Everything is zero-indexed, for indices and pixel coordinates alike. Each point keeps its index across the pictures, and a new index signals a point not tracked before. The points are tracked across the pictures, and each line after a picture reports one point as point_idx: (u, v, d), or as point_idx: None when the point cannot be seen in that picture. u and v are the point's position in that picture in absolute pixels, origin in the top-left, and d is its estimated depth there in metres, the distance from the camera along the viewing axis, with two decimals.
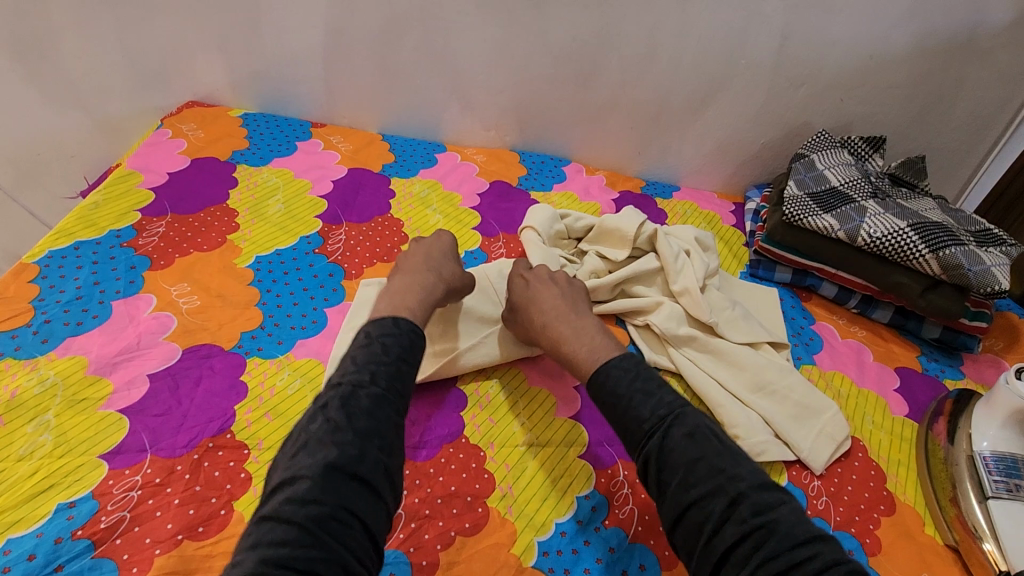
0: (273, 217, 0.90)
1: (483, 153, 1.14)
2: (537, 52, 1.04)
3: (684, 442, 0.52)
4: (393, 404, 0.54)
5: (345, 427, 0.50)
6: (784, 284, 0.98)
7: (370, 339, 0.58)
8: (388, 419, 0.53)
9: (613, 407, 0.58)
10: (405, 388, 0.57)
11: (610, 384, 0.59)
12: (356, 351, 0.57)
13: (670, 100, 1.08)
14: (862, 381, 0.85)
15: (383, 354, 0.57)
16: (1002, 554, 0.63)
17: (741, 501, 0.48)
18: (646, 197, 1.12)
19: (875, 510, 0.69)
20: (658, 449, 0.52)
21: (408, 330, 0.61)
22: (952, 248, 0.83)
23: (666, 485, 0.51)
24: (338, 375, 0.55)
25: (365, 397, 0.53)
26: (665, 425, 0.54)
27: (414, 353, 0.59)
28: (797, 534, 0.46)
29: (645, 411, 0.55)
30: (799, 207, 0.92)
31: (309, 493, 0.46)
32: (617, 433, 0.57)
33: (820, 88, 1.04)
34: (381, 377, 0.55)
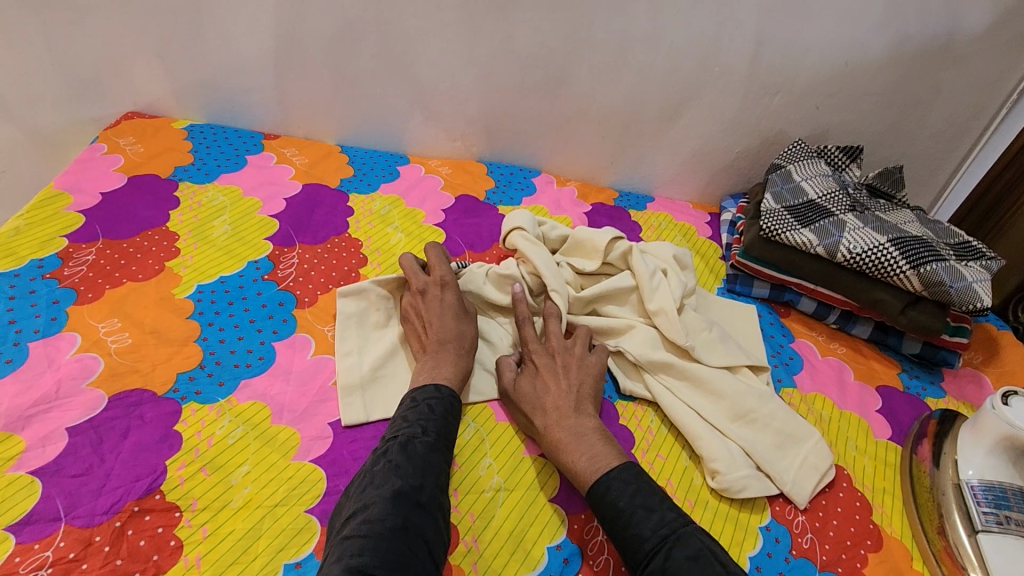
0: (218, 241, 0.83)
1: (448, 165, 1.09)
2: (502, 59, 0.99)
3: (688, 566, 0.52)
4: (442, 451, 0.59)
5: (406, 464, 0.55)
6: (762, 299, 0.95)
7: (416, 400, 0.63)
8: (441, 463, 0.58)
9: (611, 519, 0.57)
10: (451, 441, 0.61)
11: (609, 497, 0.58)
12: (406, 410, 0.62)
13: (642, 109, 1.04)
14: (843, 402, 0.81)
15: (430, 412, 0.62)
16: None
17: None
18: (619, 209, 1.08)
19: (861, 546, 0.65)
20: (661, 574, 0.52)
21: (449, 395, 0.65)
22: (934, 264, 0.81)
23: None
24: (392, 430, 0.60)
25: (421, 444, 0.58)
26: (667, 547, 0.54)
27: (455, 415, 0.64)
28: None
29: (646, 530, 0.55)
30: (776, 221, 0.88)
31: (381, 513, 0.51)
32: (617, 546, 0.57)
33: (794, 95, 1.01)
34: (432, 428, 0.60)
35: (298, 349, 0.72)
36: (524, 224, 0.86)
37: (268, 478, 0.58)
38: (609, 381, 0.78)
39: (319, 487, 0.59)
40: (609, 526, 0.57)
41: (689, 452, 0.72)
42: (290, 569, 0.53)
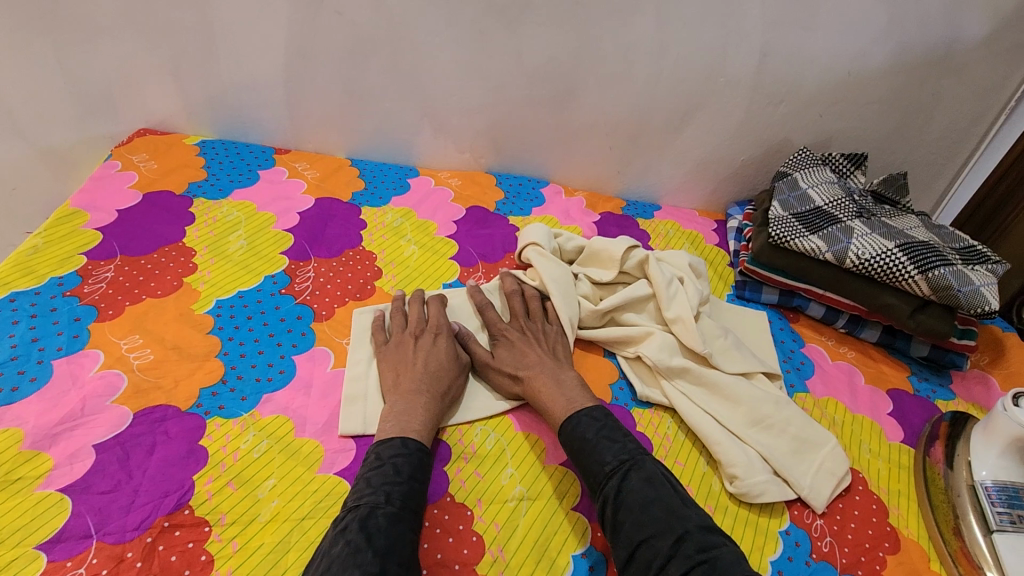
0: (235, 256, 0.84)
1: (458, 177, 1.10)
2: (511, 73, 1.00)
3: (641, 485, 0.58)
4: (407, 521, 0.54)
5: (367, 545, 0.50)
6: (771, 305, 0.96)
7: (381, 459, 0.59)
8: (405, 536, 0.53)
9: (579, 451, 0.63)
10: (417, 506, 0.57)
11: (577, 428, 0.64)
12: (369, 473, 0.58)
13: (648, 120, 1.06)
14: (856, 406, 0.82)
15: (395, 475, 0.57)
16: None
17: (687, 539, 0.53)
18: (627, 217, 1.09)
19: (880, 548, 0.66)
20: (617, 492, 0.58)
21: (417, 451, 0.61)
22: (942, 269, 0.82)
23: (621, 525, 0.56)
24: (354, 498, 0.55)
25: (383, 516, 0.53)
26: (625, 470, 0.60)
27: (424, 473, 0.60)
28: (734, 566, 0.51)
29: (608, 455, 0.61)
30: (785, 228, 0.89)
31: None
32: (579, 473, 0.63)
33: (798, 104, 1.03)
34: (396, 495, 0.56)
35: (318, 362, 0.72)
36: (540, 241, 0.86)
37: (294, 492, 0.59)
38: (625, 388, 0.79)
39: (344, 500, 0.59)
40: (573, 457, 0.64)
41: (707, 458, 0.72)
42: None
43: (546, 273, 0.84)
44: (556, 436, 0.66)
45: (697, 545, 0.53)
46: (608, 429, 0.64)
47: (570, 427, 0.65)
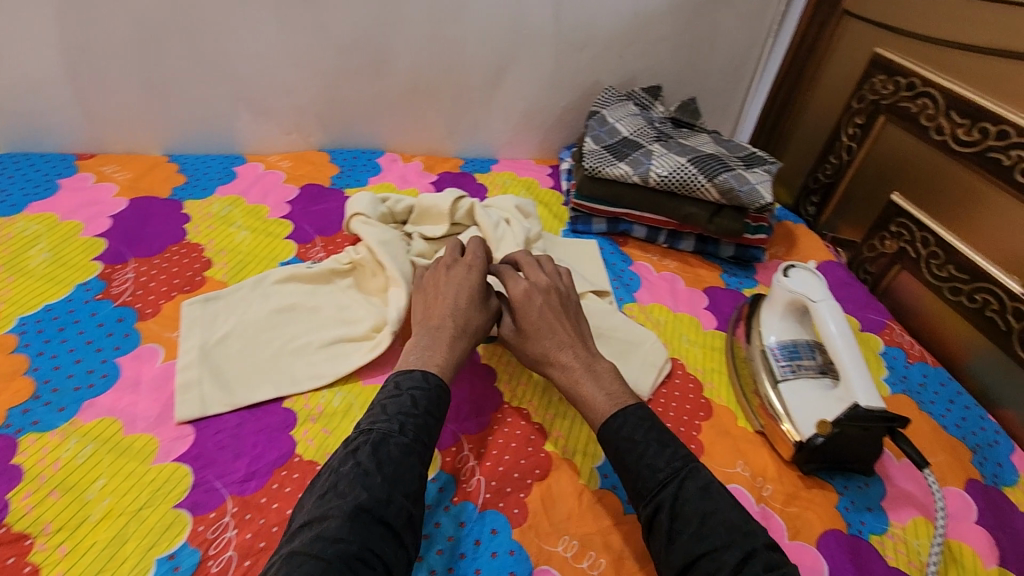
0: (38, 270, 0.78)
1: (289, 158, 1.08)
2: (319, 46, 1.00)
3: (699, 494, 0.54)
4: (421, 453, 0.56)
5: (376, 471, 0.52)
6: (602, 234, 1.05)
7: (400, 389, 0.60)
8: (416, 468, 0.54)
9: (625, 450, 0.58)
10: (432, 439, 0.58)
11: (625, 429, 0.59)
12: (386, 400, 0.59)
13: (467, 78, 1.10)
14: (677, 306, 0.94)
15: (413, 406, 0.58)
16: (795, 427, 0.71)
17: (754, 555, 0.49)
18: (464, 174, 1.13)
19: (696, 418, 0.76)
20: (674, 501, 0.54)
21: (436, 386, 0.62)
22: (725, 175, 0.94)
23: (679, 534, 0.52)
24: (368, 422, 0.57)
25: (395, 446, 0.54)
26: (681, 477, 0.55)
27: (440, 408, 0.61)
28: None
29: (660, 462, 0.56)
30: (597, 160, 0.98)
31: (337, 532, 0.47)
32: (622, 478, 0.58)
33: (599, 48, 1.11)
34: (411, 426, 0.57)
35: (145, 360, 0.70)
36: (364, 210, 0.85)
37: (128, 485, 0.58)
38: None
39: (185, 482, 0.59)
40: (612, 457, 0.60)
41: None
42: (164, 562, 0.53)
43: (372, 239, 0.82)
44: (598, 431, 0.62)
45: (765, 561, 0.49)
46: (648, 424, 0.60)
47: (612, 426, 0.61)
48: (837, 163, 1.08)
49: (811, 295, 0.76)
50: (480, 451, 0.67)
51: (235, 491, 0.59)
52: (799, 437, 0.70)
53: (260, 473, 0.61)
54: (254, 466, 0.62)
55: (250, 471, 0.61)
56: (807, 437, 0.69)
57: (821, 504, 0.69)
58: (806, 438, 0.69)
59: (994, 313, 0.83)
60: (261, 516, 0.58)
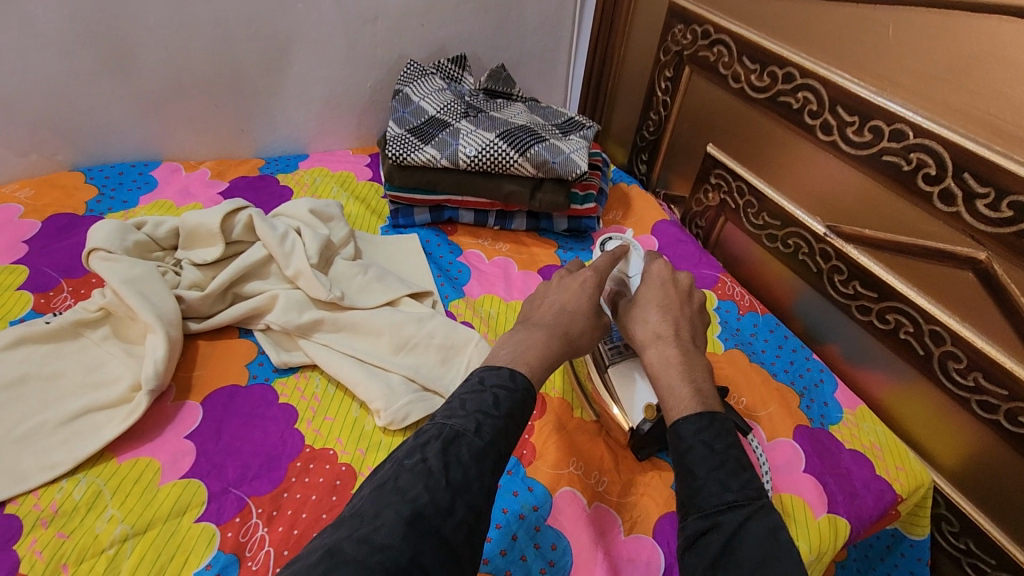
0: None
1: (31, 185, 0.88)
2: (30, 43, 0.80)
3: (765, 534, 0.45)
4: (495, 461, 0.48)
5: (441, 473, 0.45)
6: (427, 224, 0.96)
7: (484, 385, 0.53)
8: (486, 477, 0.47)
9: (696, 457, 0.51)
10: (509, 448, 0.50)
11: (700, 433, 0.53)
12: (466, 394, 0.52)
13: (245, 65, 0.94)
14: (510, 294, 0.87)
15: (495, 408, 0.51)
16: (624, 413, 0.68)
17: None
18: (265, 177, 0.99)
19: (528, 418, 0.70)
20: (736, 527, 0.46)
21: (523, 388, 0.54)
22: (536, 147, 0.87)
23: (720, 563, 0.44)
24: (446, 413, 0.50)
25: (467, 447, 0.47)
26: (753, 508, 0.47)
27: (523, 416, 0.53)
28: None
29: (733, 483, 0.49)
30: (400, 146, 0.88)
31: (389, 537, 0.40)
32: (681, 479, 0.51)
33: (395, 18, 1.00)
34: (488, 429, 0.49)
35: None
36: (107, 243, 0.69)
37: None
38: (266, 362, 0.72)
39: None
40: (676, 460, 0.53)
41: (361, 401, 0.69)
42: None
43: (115, 278, 0.67)
44: (672, 420, 0.56)
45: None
46: (708, 435, 0.52)
47: (688, 428, 0.54)
48: (657, 119, 1.05)
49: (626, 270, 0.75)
50: (272, 514, 0.57)
51: None
52: (629, 424, 0.67)
53: None
54: None
55: None
56: (636, 424, 0.66)
57: (656, 487, 0.66)
58: (636, 426, 0.66)
59: (805, 257, 0.84)
60: None
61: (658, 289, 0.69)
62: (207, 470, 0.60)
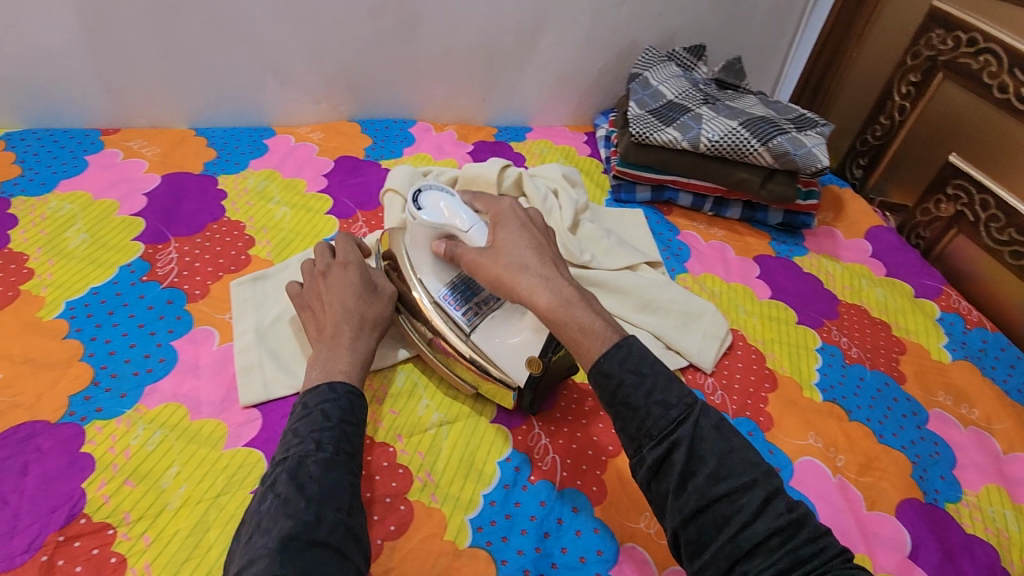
0: (78, 252, 0.75)
1: (319, 130, 1.04)
2: (346, 7, 0.94)
3: (715, 434, 0.48)
4: (344, 467, 0.50)
5: (298, 496, 0.46)
6: (646, 202, 1.01)
7: (308, 407, 0.54)
8: (342, 481, 0.49)
9: (630, 386, 0.49)
10: (355, 450, 0.53)
11: (635, 360, 0.50)
12: (296, 422, 0.53)
13: (501, 40, 1.04)
14: (729, 276, 0.91)
15: (326, 420, 0.52)
16: (506, 374, 0.63)
17: (776, 494, 0.46)
18: (500, 143, 1.09)
19: (762, 390, 0.75)
20: (692, 439, 0.48)
21: (347, 393, 0.56)
22: (779, 138, 0.91)
23: (692, 477, 0.47)
24: (281, 451, 0.50)
25: (315, 464, 0.49)
26: (695, 414, 0.49)
27: (358, 415, 0.55)
28: (821, 527, 0.46)
29: (673, 397, 0.49)
30: (644, 125, 0.94)
31: (265, 568, 0.42)
32: (622, 415, 0.50)
33: (638, 5, 1.06)
34: (328, 441, 0.51)
35: (201, 343, 0.68)
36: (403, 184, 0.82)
37: (201, 471, 0.57)
38: None
39: (259, 467, 0.58)
40: (607, 397, 0.51)
41: None
42: None
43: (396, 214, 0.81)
44: (588, 365, 0.51)
45: (780, 487, 0.47)
46: (636, 361, 0.50)
47: (615, 359, 0.50)
48: (888, 124, 1.05)
49: (459, 226, 0.61)
50: (551, 429, 0.66)
51: None
52: (514, 383, 0.63)
53: None
54: None
55: None
56: (522, 384, 0.62)
57: (895, 473, 0.69)
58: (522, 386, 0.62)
59: None
60: None
61: (516, 229, 0.59)
62: None
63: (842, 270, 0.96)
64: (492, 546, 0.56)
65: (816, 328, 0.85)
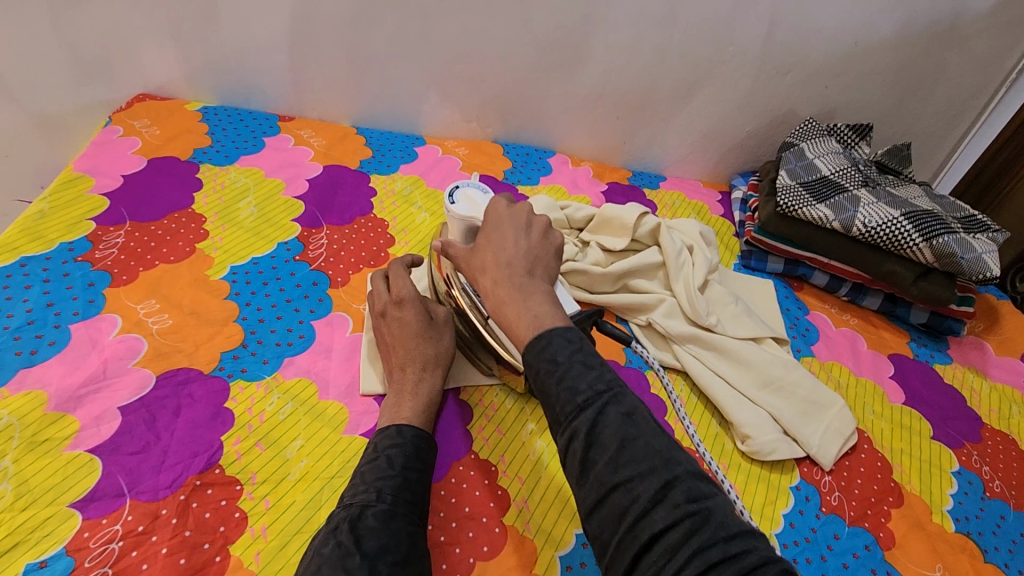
0: (245, 222, 0.83)
1: (464, 145, 1.09)
2: (519, 39, 0.98)
3: (620, 421, 0.44)
4: (403, 518, 0.50)
5: (356, 551, 0.46)
6: (776, 274, 0.97)
7: (376, 450, 0.55)
8: (401, 534, 0.49)
9: (545, 373, 0.48)
10: (416, 498, 0.52)
11: (549, 347, 0.48)
12: (364, 465, 0.53)
13: (656, 90, 1.05)
14: (859, 369, 0.85)
15: (389, 468, 0.53)
16: (505, 355, 0.64)
17: (676, 487, 0.41)
18: (633, 187, 1.10)
19: (885, 502, 0.69)
20: (591, 426, 0.44)
21: (412, 438, 0.56)
22: (945, 237, 0.85)
23: (592, 465, 0.43)
24: (346, 495, 0.51)
25: (374, 516, 0.49)
26: (601, 402, 0.45)
27: (421, 460, 0.55)
28: (733, 525, 0.40)
29: (582, 384, 0.46)
30: (793, 197, 0.91)
31: None
32: (539, 402, 0.48)
33: (805, 76, 1.04)
34: (389, 491, 0.51)
35: (337, 328, 0.72)
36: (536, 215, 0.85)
37: (321, 451, 0.60)
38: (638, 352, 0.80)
39: None
40: (535, 389, 0.49)
41: (719, 419, 0.74)
42: None
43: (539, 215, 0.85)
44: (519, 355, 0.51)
45: (685, 478, 0.42)
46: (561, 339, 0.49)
47: (535, 347, 0.49)
48: None
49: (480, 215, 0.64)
50: None
51: None
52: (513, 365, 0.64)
53: (438, 465, 0.62)
54: None
55: None
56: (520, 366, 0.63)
57: None
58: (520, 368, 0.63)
59: None
60: (442, 509, 0.58)
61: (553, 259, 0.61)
62: None
63: (990, 390, 0.87)
64: None
65: (953, 448, 0.77)
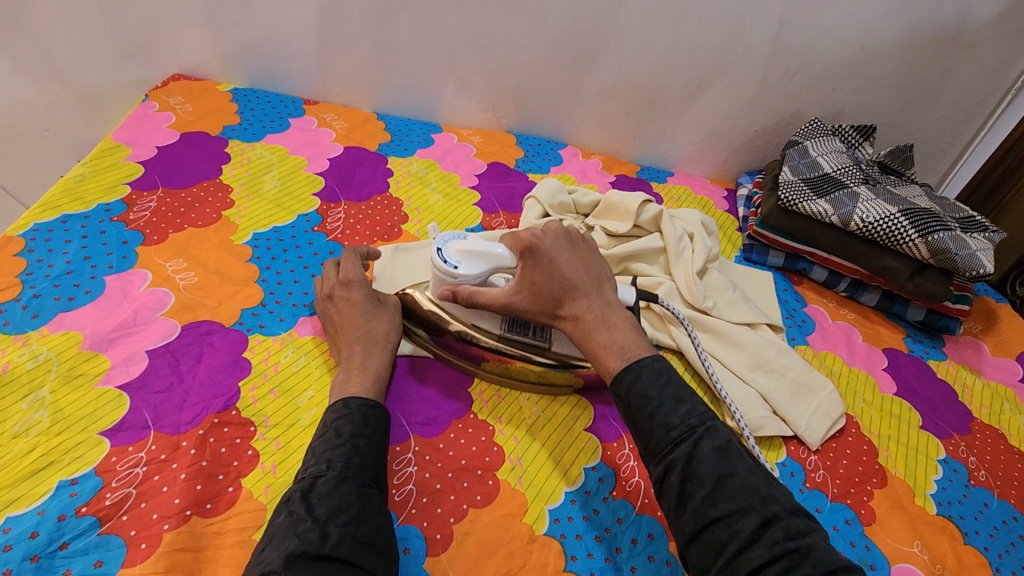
0: (269, 194, 0.88)
1: (479, 134, 1.13)
2: (535, 32, 1.02)
3: (714, 457, 0.49)
4: (356, 481, 0.51)
5: (307, 516, 0.48)
6: (776, 268, 1.00)
7: (325, 426, 0.56)
8: (353, 497, 0.50)
9: (638, 407, 0.53)
10: (370, 461, 0.53)
11: (639, 384, 0.53)
12: (314, 441, 0.54)
13: (667, 88, 1.09)
14: (852, 360, 0.87)
15: (337, 438, 0.54)
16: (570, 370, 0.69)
17: (773, 523, 0.45)
18: (641, 180, 1.13)
19: (868, 483, 0.71)
20: (688, 461, 0.49)
21: (359, 407, 0.57)
22: (941, 234, 0.87)
23: (690, 498, 0.48)
24: (300, 470, 0.53)
25: (325, 483, 0.50)
26: (695, 437, 0.50)
27: (371, 426, 0.56)
28: (830, 561, 0.43)
29: (674, 418, 0.51)
30: (794, 192, 0.94)
31: None
32: (633, 435, 0.53)
33: (813, 77, 1.06)
34: (339, 458, 0.52)
35: None
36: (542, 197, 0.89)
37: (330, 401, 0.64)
38: None
39: None
40: (629, 420, 0.54)
41: (711, 397, 0.77)
42: None
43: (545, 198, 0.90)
44: (608, 387, 0.56)
45: (781, 514, 0.46)
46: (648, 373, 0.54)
47: (625, 381, 0.54)
48: None
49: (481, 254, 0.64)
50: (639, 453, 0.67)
51: (417, 432, 0.64)
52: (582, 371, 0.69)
53: (438, 420, 0.65)
54: (433, 413, 0.66)
55: (429, 417, 0.65)
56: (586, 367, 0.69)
57: None
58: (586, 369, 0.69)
59: None
60: (439, 460, 0.62)
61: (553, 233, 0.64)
62: (591, 396, 0.72)
63: (983, 387, 0.88)
64: (565, 539, 0.58)
65: (941, 438, 0.79)
